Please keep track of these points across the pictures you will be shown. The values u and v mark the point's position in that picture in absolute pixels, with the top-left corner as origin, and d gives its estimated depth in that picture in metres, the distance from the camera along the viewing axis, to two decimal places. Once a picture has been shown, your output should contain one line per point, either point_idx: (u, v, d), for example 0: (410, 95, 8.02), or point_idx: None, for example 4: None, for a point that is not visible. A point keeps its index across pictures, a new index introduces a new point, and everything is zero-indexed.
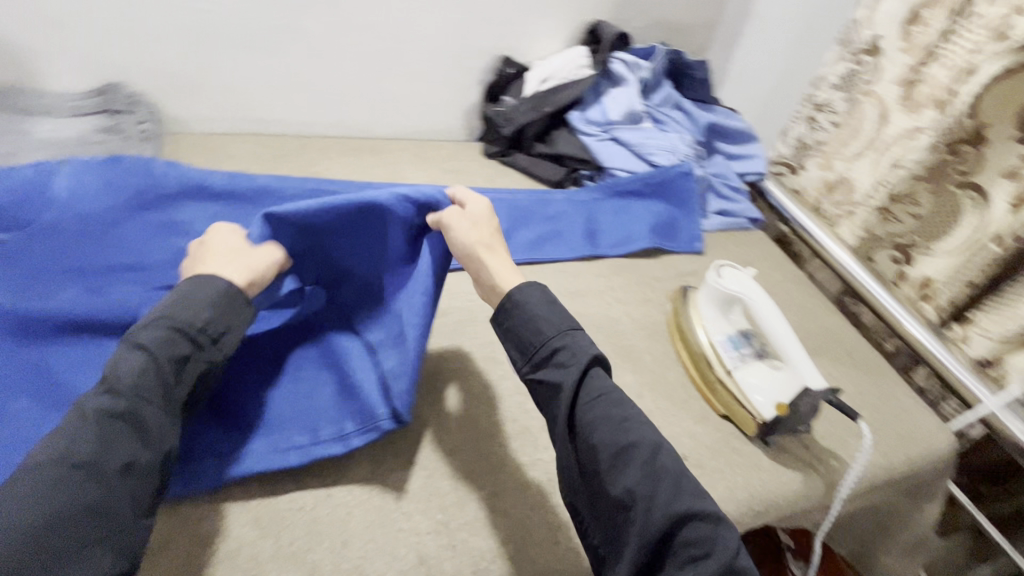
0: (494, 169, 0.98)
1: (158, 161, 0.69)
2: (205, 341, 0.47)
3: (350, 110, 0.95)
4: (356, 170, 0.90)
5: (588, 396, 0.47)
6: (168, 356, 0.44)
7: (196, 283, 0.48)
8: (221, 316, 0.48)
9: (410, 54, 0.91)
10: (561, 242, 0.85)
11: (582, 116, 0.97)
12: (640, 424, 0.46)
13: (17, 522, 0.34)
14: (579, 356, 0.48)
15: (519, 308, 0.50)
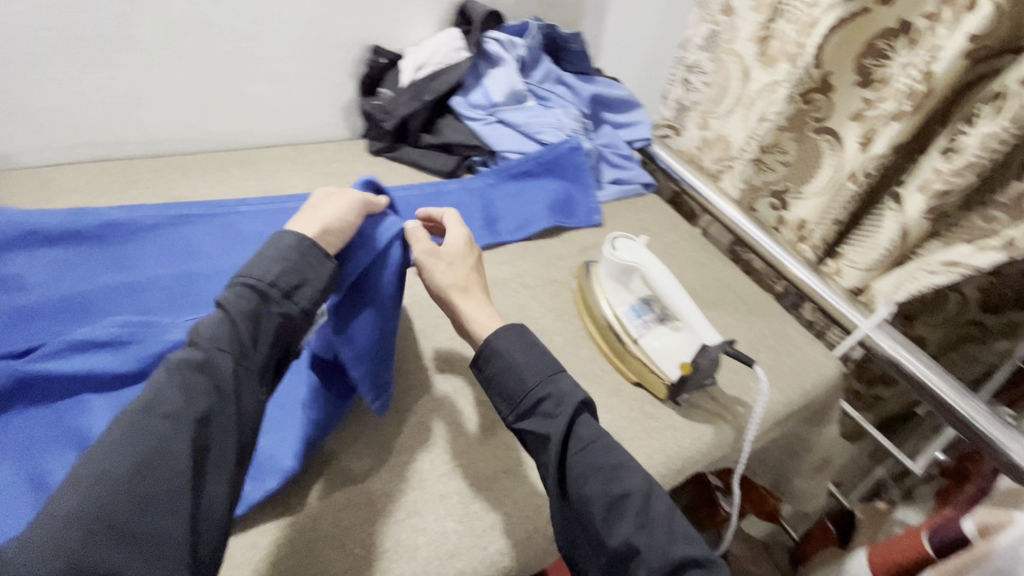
0: (382, 166, 0.93)
1: None
2: (280, 296, 0.45)
3: (210, 121, 0.86)
4: (226, 186, 0.81)
5: (578, 440, 0.47)
6: (238, 313, 0.43)
7: (275, 240, 0.47)
8: (292, 275, 0.46)
9: (269, 54, 0.84)
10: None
11: (466, 101, 0.94)
12: (630, 470, 0.46)
13: (103, 474, 0.34)
14: (566, 398, 0.48)
15: (500, 358, 0.50)
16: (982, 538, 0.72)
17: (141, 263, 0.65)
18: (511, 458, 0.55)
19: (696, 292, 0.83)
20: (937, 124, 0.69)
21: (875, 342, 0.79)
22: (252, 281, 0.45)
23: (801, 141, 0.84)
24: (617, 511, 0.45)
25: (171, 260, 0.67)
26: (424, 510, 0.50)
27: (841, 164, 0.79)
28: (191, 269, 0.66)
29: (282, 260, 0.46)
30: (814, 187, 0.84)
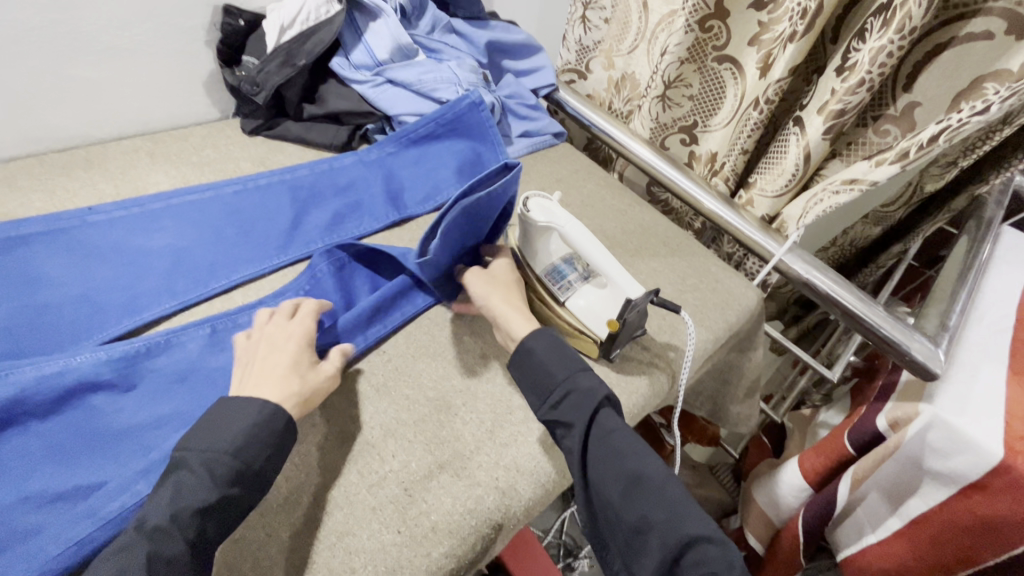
0: (263, 147, 0.82)
1: None
2: (253, 478, 0.45)
3: (33, 117, 0.70)
4: (71, 194, 0.68)
5: (597, 429, 0.50)
6: (210, 492, 0.42)
7: (250, 403, 0.46)
8: (263, 453, 0.45)
9: (92, 25, 0.69)
10: (361, 214, 0.75)
11: (346, 62, 0.84)
12: (647, 457, 0.49)
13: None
14: (589, 392, 0.51)
15: (529, 358, 0.54)
16: (893, 432, 0.78)
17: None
18: (445, 453, 0.52)
19: (619, 241, 0.81)
20: (830, 41, 0.69)
21: (788, 268, 0.79)
22: (229, 441, 0.45)
23: (703, 73, 0.82)
24: (632, 494, 0.47)
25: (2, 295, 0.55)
26: (358, 528, 0.46)
27: (744, 92, 0.79)
28: (35, 301, 0.55)
29: (254, 432, 0.45)
30: (719, 119, 0.84)
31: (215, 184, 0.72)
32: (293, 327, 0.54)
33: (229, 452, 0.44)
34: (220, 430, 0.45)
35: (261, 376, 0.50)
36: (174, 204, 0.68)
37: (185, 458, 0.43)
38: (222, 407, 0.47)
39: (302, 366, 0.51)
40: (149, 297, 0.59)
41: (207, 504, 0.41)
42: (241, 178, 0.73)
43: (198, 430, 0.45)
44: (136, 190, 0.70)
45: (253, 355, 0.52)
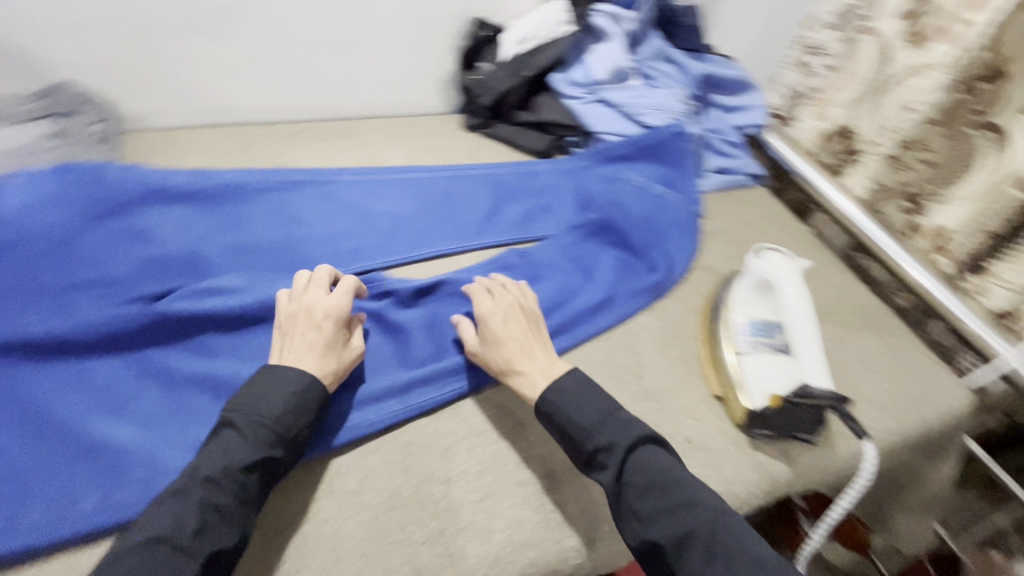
0: (476, 142, 0.92)
1: (114, 165, 0.68)
2: (286, 445, 0.47)
3: (318, 92, 0.88)
4: (329, 155, 0.84)
5: (639, 476, 0.48)
6: (253, 453, 0.45)
7: (293, 371, 0.49)
8: (302, 420, 0.48)
9: (378, 23, 0.84)
10: (550, 216, 0.80)
11: (565, 78, 0.90)
12: (699, 496, 0.47)
13: (151, 525, 0.41)
14: (626, 434, 0.50)
15: (552, 405, 0.52)
16: None
17: (246, 229, 0.69)
18: None
19: None
20: None
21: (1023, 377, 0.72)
22: (271, 414, 0.47)
23: (952, 139, 0.72)
24: (683, 543, 0.45)
25: (272, 227, 0.70)
26: (499, 495, 0.52)
27: (1000, 167, 0.67)
28: (290, 234, 0.69)
29: (296, 401, 0.48)
30: (958, 191, 0.72)
31: (433, 167, 0.83)
32: (322, 294, 0.56)
33: (263, 414, 0.47)
34: (261, 399, 0.47)
35: (296, 352, 0.51)
36: (399, 178, 0.81)
37: (229, 417, 0.46)
38: (267, 374, 0.49)
39: (338, 345, 0.53)
40: (371, 248, 0.70)
41: (248, 462, 0.44)
42: (453, 166, 0.84)
43: (244, 392, 0.48)
44: (374, 163, 0.84)
45: (284, 327, 0.53)
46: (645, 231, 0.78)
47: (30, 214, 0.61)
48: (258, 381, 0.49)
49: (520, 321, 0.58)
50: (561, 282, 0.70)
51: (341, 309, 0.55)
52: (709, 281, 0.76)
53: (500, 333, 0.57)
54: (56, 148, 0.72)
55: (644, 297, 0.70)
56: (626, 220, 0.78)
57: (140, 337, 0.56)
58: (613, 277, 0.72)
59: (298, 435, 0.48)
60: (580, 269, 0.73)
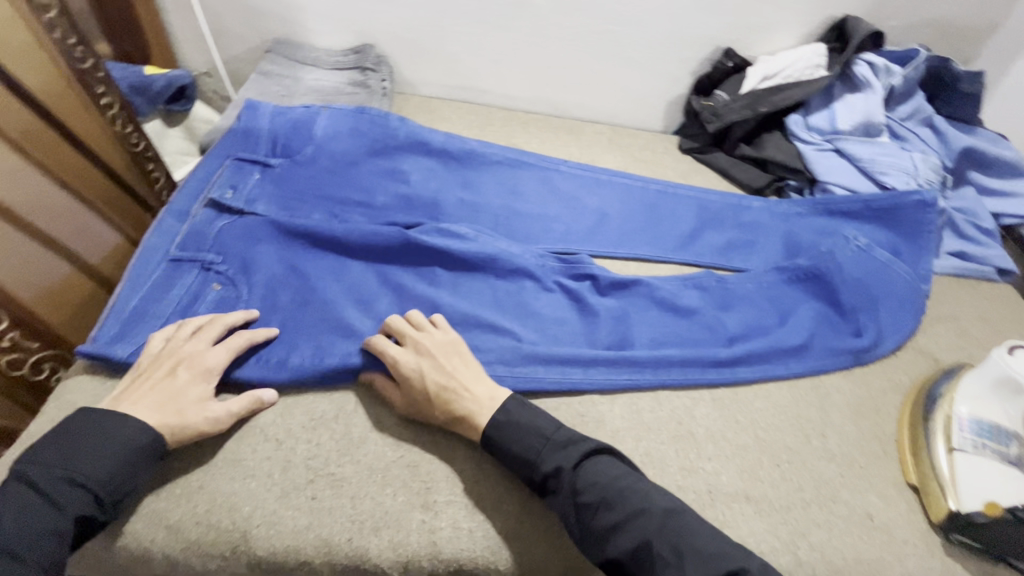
0: (690, 165, 0.92)
1: (393, 116, 0.81)
2: (110, 504, 0.47)
3: (555, 91, 0.97)
4: (552, 145, 0.91)
5: (588, 494, 0.49)
6: (66, 517, 0.45)
7: (130, 423, 0.49)
8: (134, 475, 0.49)
9: (630, 39, 0.90)
10: (755, 251, 0.79)
11: (803, 121, 0.87)
12: (649, 502, 0.48)
13: None
14: (569, 456, 0.51)
15: (494, 439, 0.53)
16: None
17: (476, 190, 0.78)
18: (755, 488, 0.54)
19: None
20: None
21: None
22: (93, 480, 0.46)
23: None
24: (644, 551, 0.46)
25: (497, 195, 0.79)
26: None
27: None
28: (512, 205, 0.78)
29: (129, 459, 0.48)
30: None
31: (644, 178, 0.86)
32: (205, 344, 0.56)
33: (83, 472, 0.46)
34: (82, 455, 0.47)
35: (146, 400, 0.52)
36: (612, 180, 0.85)
37: (30, 475, 0.45)
38: (102, 422, 0.49)
39: (190, 401, 0.53)
40: (578, 236, 0.76)
41: (61, 528, 0.44)
42: (663, 181, 0.86)
43: (60, 448, 0.47)
44: (590, 162, 0.90)
45: (152, 366, 0.54)
46: (858, 296, 0.72)
47: (326, 139, 0.77)
48: (75, 439, 0.48)
49: (438, 368, 0.56)
50: (753, 318, 0.69)
51: (214, 365, 0.55)
52: (923, 366, 0.69)
53: (432, 387, 0.55)
54: (356, 94, 0.88)
55: (843, 358, 0.66)
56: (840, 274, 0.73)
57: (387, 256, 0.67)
58: (811, 330, 0.68)
59: (123, 497, 0.48)
60: (777, 310, 0.71)
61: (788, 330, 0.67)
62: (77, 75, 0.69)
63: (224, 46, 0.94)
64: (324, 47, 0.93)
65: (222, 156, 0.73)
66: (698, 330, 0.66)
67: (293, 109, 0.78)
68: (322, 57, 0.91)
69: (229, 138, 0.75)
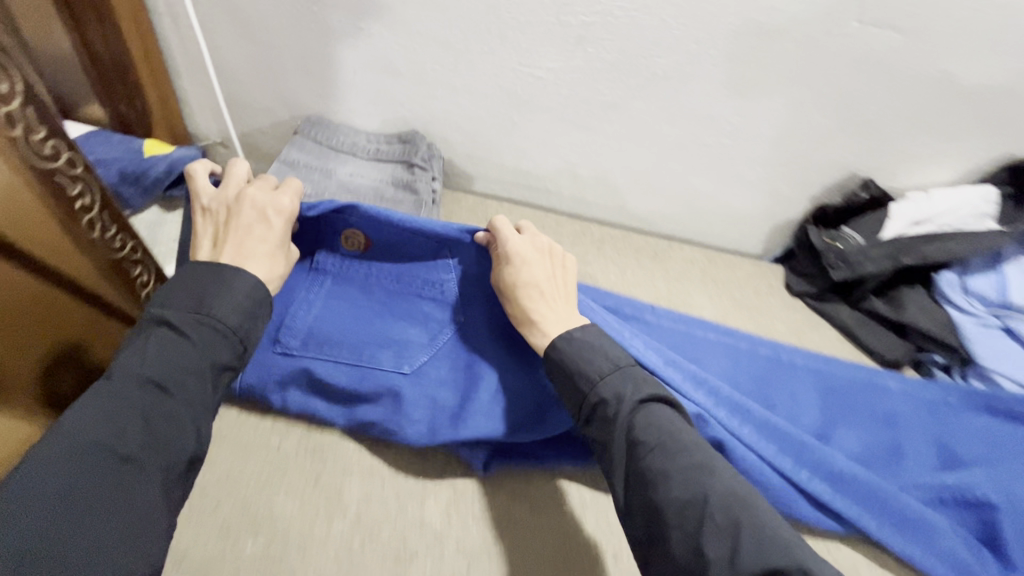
0: (803, 317, 0.74)
1: None
2: (238, 346, 0.44)
3: (638, 201, 0.80)
4: (634, 278, 0.74)
5: (644, 433, 0.44)
6: (207, 360, 0.42)
7: (239, 272, 0.45)
8: (259, 325, 0.46)
9: (742, 156, 0.72)
10: (900, 462, 0.60)
11: (960, 282, 0.69)
12: (709, 461, 0.42)
13: (65, 453, 0.35)
14: (634, 389, 0.46)
15: (561, 352, 0.49)
16: None
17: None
18: None
19: None
20: None
21: None
22: (218, 326, 0.43)
23: None
24: (688, 503, 0.39)
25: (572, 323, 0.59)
26: None
27: None
28: None
29: (248, 304, 0.45)
30: None
31: (753, 337, 0.68)
32: (263, 190, 0.53)
33: (211, 313, 0.43)
34: (207, 296, 0.43)
35: (242, 246, 0.48)
36: (714, 338, 0.67)
37: (161, 315, 0.42)
38: (211, 271, 0.45)
39: (282, 239, 0.51)
40: None
41: (200, 367, 0.41)
42: (776, 343, 0.68)
43: (178, 289, 0.44)
44: (681, 307, 0.72)
45: (225, 219, 0.50)
46: None
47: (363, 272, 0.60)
48: (195, 276, 0.44)
49: (541, 268, 0.54)
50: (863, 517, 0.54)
51: (286, 208, 0.53)
52: None
53: (524, 275, 0.52)
54: (400, 199, 0.71)
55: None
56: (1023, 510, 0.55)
57: (436, 456, 0.53)
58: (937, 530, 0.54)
59: (245, 343, 0.45)
60: (903, 522, 0.54)
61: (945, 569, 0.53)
62: (43, 177, 0.52)
63: (243, 115, 0.77)
64: (364, 129, 0.77)
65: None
66: (793, 471, 0.55)
67: None
68: (360, 145, 0.75)
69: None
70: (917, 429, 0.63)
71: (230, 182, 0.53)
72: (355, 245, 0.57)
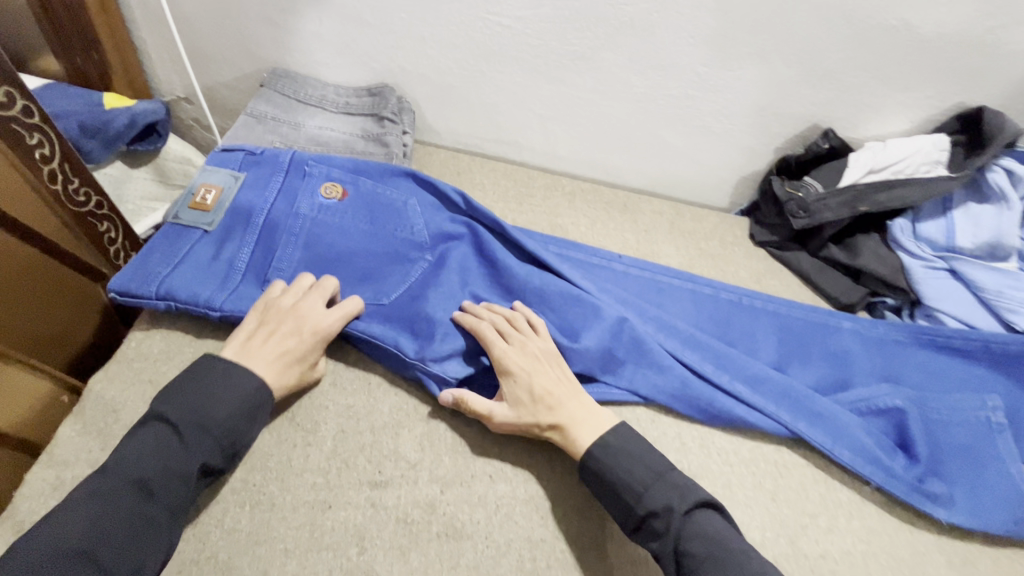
0: (765, 265, 0.77)
1: (412, 198, 0.64)
2: (232, 447, 0.44)
3: (610, 156, 0.81)
4: (604, 229, 0.76)
5: (694, 545, 0.43)
6: (192, 464, 0.42)
7: (250, 376, 0.46)
8: (254, 426, 0.45)
9: (710, 108, 0.73)
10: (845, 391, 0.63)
11: (912, 228, 0.72)
12: (763, 572, 0.41)
13: (44, 549, 0.36)
14: (679, 498, 0.45)
15: (600, 462, 0.47)
16: None
17: (508, 269, 0.60)
18: None
19: None
20: None
21: None
22: (213, 425, 0.43)
23: None
24: None
25: (535, 266, 0.63)
26: None
27: None
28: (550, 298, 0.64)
29: (245, 408, 0.44)
30: None
31: (716, 282, 0.70)
32: (320, 307, 0.52)
33: (210, 414, 0.43)
34: (210, 394, 0.44)
35: (269, 355, 0.48)
36: (673, 283, 0.69)
37: (165, 412, 0.43)
38: (220, 372, 0.45)
39: (301, 364, 0.49)
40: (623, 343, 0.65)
41: (183, 472, 0.41)
42: (738, 288, 0.70)
43: (190, 381, 0.45)
44: (650, 256, 0.74)
45: (268, 317, 0.50)
46: (941, 457, 0.58)
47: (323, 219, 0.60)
48: (203, 373, 0.45)
49: (547, 374, 0.51)
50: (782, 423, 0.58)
51: (329, 331, 0.51)
52: None
53: (538, 390, 0.50)
54: (371, 152, 0.72)
55: (955, 520, 0.54)
56: (952, 427, 0.59)
57: (411, 393, 0.53)
58: (858, 438, 0.58)
59: (241, 445, 0.44)
60: (822, 427, 0.58)
61: (879, 475, 0.56)
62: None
63: (207, 68, 0.75)
64: (333, 83, 0.76)
65: (193, 232, 0.58)
66: (731, 384, 0.59)
67: (292, 173, 0.62)
68: (329, 98, 0.74)
69: (201, 211, 0.59)
70: (873, 364, 0.66)
71: (292, 291, 0.52)
72: (333, 194, 0.62)
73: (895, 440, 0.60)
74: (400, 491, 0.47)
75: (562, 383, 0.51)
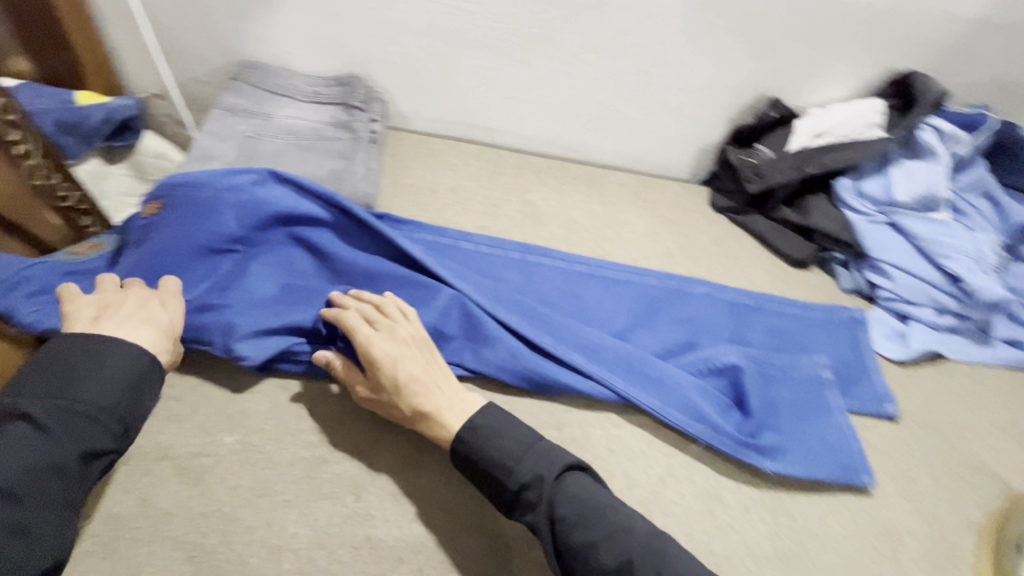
0: (724, 229, 0.83)
1: (228, 179, 0.60)
2: (116, 428, 0.43)
3: (575, 134, 0.85)
4: (572, 202, 0.80)
5: (565, 510, 0.44)
6: (73, 451, 0.41)
7: (121, 350, 0.45)
8: (137, 402, 0.45)
9: (665, 81, 0.77)
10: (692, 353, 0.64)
11: (856, 187, 0.78)
12: (631, 523, 0.44)
13: None
14: (549, 465, 0.46)
15: (469, 442, 0.47)
16: None
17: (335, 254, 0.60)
18: None
19: None
20: None
21: None
22: (91, 408, 0.42)
23: None
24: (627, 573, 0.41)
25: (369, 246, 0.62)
26: None
27: None
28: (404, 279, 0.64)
29: (122, 385, 0.44)
30: None
31: (571, 256, 0.70)
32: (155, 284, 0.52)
33: (77, 398, 0.42)
34: (75, 379, 0.43)
35: (132, 331, 0.47)
36: (527, 259, 0.69)
37: (19, 407, 0.41)
38: (81, 353, 0.44)
39: (167, 333, 0.49)
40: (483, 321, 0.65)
41: (59, 464, 0.40)
42: (588, 260, 0.70)
43: (42, 370, 0.43)
44: (614, 226, 0.79)
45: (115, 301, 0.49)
46: (774, 415, 0.60)
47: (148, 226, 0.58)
48: (56, 359, 0.43)
49: (417, 359, 0.51)
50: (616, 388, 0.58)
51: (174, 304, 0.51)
52: (994, 494, 0.61)
53: (403, 377, 0.50)
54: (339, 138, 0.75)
55: (782, 470, 0.56)
56: (785, 383, 0.62)
57: None
58: (690, 401, 0.58)
59: (125, 419, 0.44)
60: (657, 389, 0.59)
61: (706, 432, 0.57)
62: None
63: (178, 63, 0.77)
64: (302, 73, 0.78)
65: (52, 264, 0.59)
66: (567, 352, 0.59)
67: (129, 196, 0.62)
68: (300, 88, 0.76)
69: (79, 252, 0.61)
70: (821, 310, 0.72)
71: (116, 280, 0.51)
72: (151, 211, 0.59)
73: (732, 397, 0.62)
74: (389, 444, 0.51)
75: (432, 367, 0.52)
